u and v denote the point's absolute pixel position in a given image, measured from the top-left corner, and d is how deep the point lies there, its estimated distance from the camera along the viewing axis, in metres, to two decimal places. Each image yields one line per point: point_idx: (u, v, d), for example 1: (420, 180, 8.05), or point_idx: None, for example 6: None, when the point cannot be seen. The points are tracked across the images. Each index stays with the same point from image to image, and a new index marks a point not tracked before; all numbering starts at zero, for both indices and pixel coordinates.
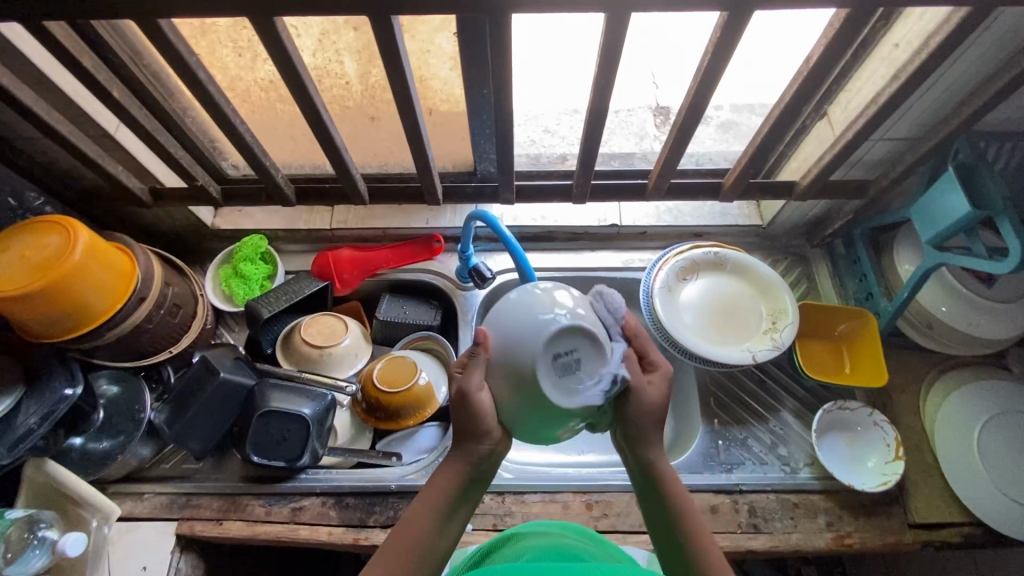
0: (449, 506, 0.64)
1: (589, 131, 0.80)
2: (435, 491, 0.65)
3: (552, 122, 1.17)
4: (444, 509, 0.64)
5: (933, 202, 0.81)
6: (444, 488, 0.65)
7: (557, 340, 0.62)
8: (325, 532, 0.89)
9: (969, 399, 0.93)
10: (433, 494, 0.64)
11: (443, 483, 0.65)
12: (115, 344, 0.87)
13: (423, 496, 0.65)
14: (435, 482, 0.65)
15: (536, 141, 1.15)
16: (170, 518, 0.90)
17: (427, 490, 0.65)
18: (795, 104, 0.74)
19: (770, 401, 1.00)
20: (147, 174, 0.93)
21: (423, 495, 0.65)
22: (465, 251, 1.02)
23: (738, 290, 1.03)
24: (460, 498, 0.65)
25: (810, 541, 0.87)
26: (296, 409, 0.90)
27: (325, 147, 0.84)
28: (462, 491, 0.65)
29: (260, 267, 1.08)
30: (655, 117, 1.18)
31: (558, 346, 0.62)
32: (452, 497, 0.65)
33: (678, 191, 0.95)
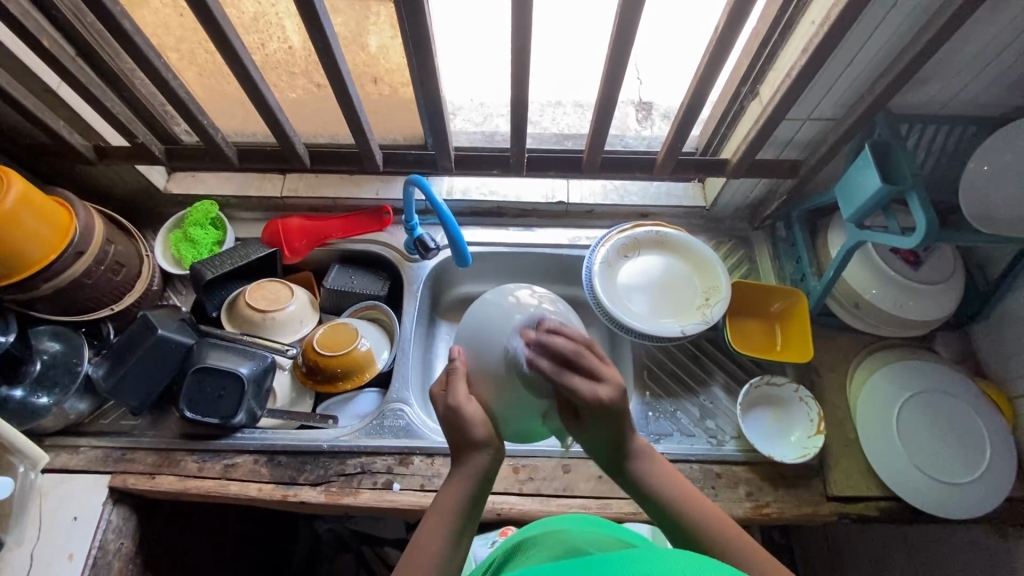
0: (457, 529, 0.61)
1: (518, 102, 0.82)
2: (439, 518, 0.61)
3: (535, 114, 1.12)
4: (455, 530, 0.61)
5: (853, 179, 0.83)
6: (453, 508, 0.61)
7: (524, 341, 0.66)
8: (255, 488, 0.90)
9: (892, 377, 0.96)
10: (443, 518, 0.61)
11: (451, 501, 0.62)
12: (52, 297, 0.88)
13: (427, 523, 0.62)
14: (436, 507, 0.62)
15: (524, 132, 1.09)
16: (104, 471, 0.91)
17: (432, 518, 0.62)
18: (713, 76, 0.76)
19: (702, 376, 1.02)
20: (92, 132, 0.95)
21: (424, 524, 0.62)
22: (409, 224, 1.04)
23: (676, 268, 1.05)
24: (467, 519, 0.62)
25: (728, 509, 0.89)
26: (231, 367, 0.92)
27: (261, 109, 0.85)
28: (470, 510, 0.62)
29: (209, 232, 1.10)
30: (637, 112, 1.14)
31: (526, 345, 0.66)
32: (462, 514, 0.62)
33: (614, 166, 0.97)
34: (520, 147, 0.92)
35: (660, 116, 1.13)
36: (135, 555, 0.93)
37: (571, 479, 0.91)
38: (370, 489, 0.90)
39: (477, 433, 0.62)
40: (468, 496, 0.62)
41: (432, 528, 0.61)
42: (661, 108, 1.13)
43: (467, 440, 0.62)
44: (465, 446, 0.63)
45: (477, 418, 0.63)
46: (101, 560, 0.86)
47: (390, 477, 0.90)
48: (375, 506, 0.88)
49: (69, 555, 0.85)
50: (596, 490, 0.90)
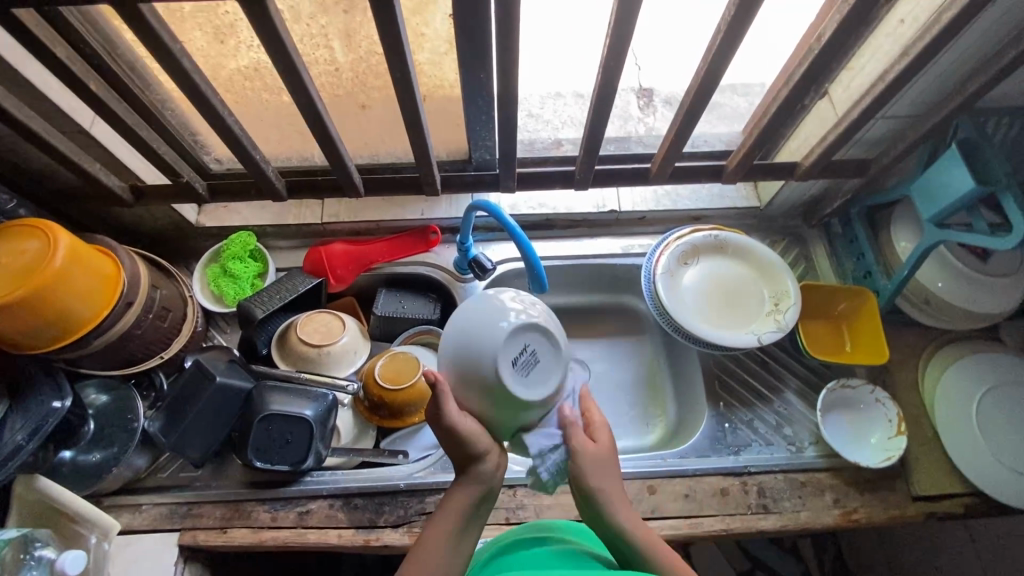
0: (458, 533, 0.64)
1: (595, 117, 0.78)
2: (443, 521, 0.64)
3: (536, 105, 1.11)
4: (463, 524, 0.64)
5: (935, 179, 0.81)
6: (460, 504, 0.65)
7: (514, 345, 0.63)
8: (334, 535, 0.86)
9: (967, 372, 0.95)
10: (450, 512, 0.65)
11: (458, 500, 0.65)
12: (103, 353, 0.83)
13: (431, 525, 0.65)
14: (441, 512, 0.65)
15: (521, 126, 1.10)
16: (171, 529, 0.87)
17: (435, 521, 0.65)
18: (805, 83, 0.72)
19: (773, 383, 1.01)
20: (126, 171, 0.88)
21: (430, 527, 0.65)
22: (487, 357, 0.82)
23: (739, 273, 1.03)
24: (467, 522, 0.65)
25: (818, 518, 0.88)
26: (297, 411, 0.88)
27: (320, 138, 0.80)
28: (470, 514, 0.65)
29: (249, 265, 1.04)
30: (638, 99, 1.09)
31: (514, 352, 0.63)
32: (469, 508, 0.65)
33: (681, 175, 0.94)
34: (588, 163, 0.89)
35: (661, 102, 1.09)
36: None
37: (658, 500, 0.89)
38: None
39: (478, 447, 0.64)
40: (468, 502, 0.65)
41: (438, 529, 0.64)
42: (663, 94, 1.09)
43: (467, 451, 0.65)
44: (468, 455, 0.65)
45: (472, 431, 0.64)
46: None
47: None
48: None
49: None
50: (684, 509, 0.89)
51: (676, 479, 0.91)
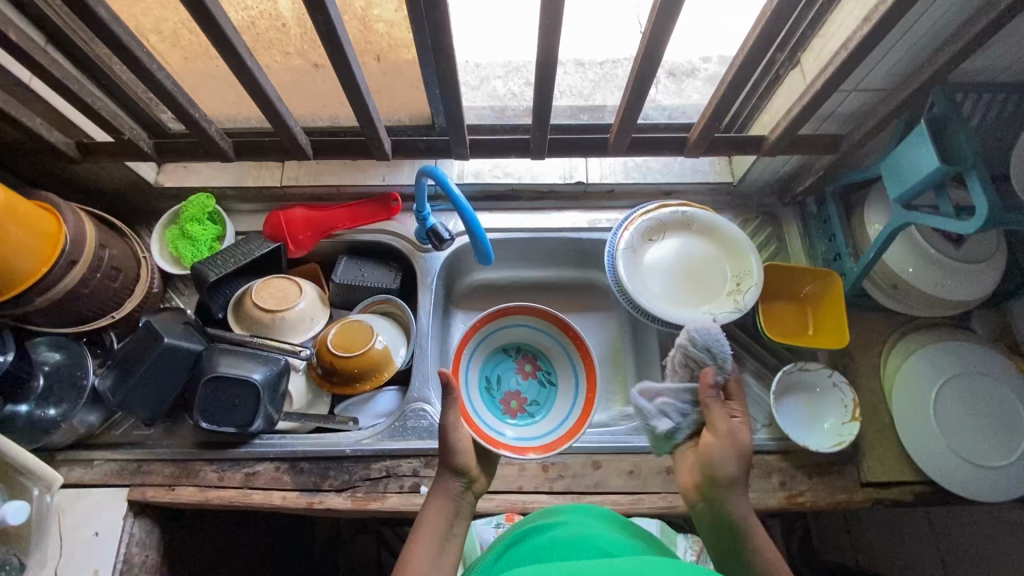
0: (439, 556, 0.63)
1: (542, 82, 0.74)
2: (421, 544, 0.63)
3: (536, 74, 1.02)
4: (443, 532, 0.65)
5: (903, 157, 0.77)
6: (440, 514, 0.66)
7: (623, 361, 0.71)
8: (279, 496, 0.88)
9: (929, 360, 0.93)
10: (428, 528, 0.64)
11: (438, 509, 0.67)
12: (48, 309, 0.83)
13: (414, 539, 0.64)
14: (422, 522, 0.65)
15: (516, 95, 1.03)
16: (120, 485, 0.88)
17: (414, 543, 0.63)
18: (760, 49, 0.68)
19: (731, 364, 0.99)
20: (72, 127, 0.87)
21: (409, 549, 0.63)
22: (492, 397, 1.03)
23: (704, 251, 1.00)
24: (446, 539, 0.65)
25: (762, 499, 0.88)
26: (244, 374, 0.88)
27: (257, 98, 0.77)
28: (452, 534, 0.66)
29: (207, 228, 1.03)
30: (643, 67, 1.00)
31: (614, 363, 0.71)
32: (447, 517, 0.66)
33: (642, 147, 0.90)
34: (541, 132, 0.86)
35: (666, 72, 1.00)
36: (159, 565, 0.91)
37: (602, 475, 0.89)
38: (397, 494, 0.87)
39: (462, 463, 0.68)
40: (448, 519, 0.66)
41: (418, 547, 0.63)
42: (667, 64, 1.00)
43: (449, 465, 0.69)
44: (448, 469, 0.69)
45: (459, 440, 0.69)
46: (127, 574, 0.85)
47: (417, 480, 0.88)
48: (403, 510, 0.87)
49: (94, 573, 0.83)
50: (628, 486, 0.89)
51: (623, 456, 0.91)
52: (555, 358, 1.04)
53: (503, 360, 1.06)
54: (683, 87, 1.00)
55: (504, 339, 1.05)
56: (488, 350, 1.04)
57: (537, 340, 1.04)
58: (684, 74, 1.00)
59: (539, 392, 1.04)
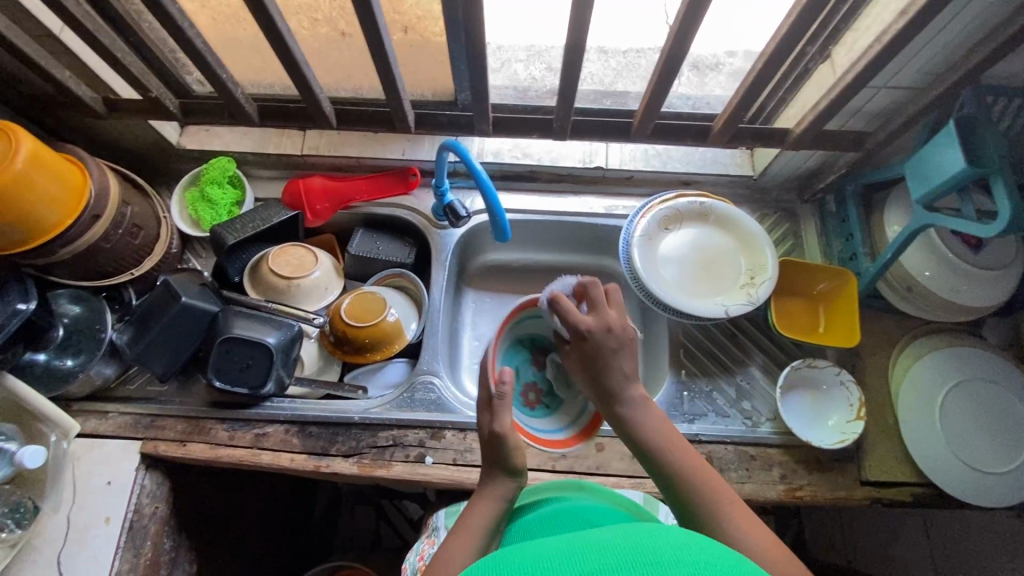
0: (481, 546, 0.62)
1: (570, 60, 0.74)
2: (467, 531, 0.64)
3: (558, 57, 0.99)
4: (484, 531, 0.64)
5: (929, 157, 0.77)
6: (483, 516, 0.66)
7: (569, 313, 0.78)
8: (287, 458, 0.90)
9: (936, 365, 0.93)
10: (469, 528, 0.64)
11: (480, 512, 0.67)
12: (71, 262, 0.85)
13: (454, 534, 0.64)
14: (464, 520, 0.65)
15: (536, 80, 1.01)
16: (134, 438, 0.91)
17: (460, 531, 0.64)
18: (794, 37, 0.67)
19: (740, 356, 1.00)
20: (99, 83, 0.87)
21: (455, 537, 0.63)
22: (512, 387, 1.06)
23: (720, 243, 1.00)
24: (494, 532, 0.65)
25: (762, 491, 0.89)
26: (259, 337, 0.89)
27: (285, 63, 0.77)
28: (496, 529, 0.66)
29: (227, 192, 1.04)
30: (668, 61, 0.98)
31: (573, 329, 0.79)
32: (490, 523, 0.65)
33: (665, 134, 0.90)
34: (565, 111, 0.85)
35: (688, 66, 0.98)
36: (169, 518, 0.94)
37: (604, 458, 0.91)
38: (402, 463, 0.89)
39: (515, 462, 0.70)
40: (496, 513, 0.67)
41: (462, 535, 0.63)
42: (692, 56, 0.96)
43: (504, 466, 0.71)
44: (500, 469, 0.71)
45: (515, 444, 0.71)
46: (137, 523, 0.88)
47: (423, 451, 0.90)
48: (408, 479, 0.88)
49: (105, 520, 0.86)
50: (630, 469, 0.90)
51: None
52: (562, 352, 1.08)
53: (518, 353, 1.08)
54: (705, 81, 0.97)
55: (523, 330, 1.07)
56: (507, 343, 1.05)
57: None
58: (708, 68, 0.97)
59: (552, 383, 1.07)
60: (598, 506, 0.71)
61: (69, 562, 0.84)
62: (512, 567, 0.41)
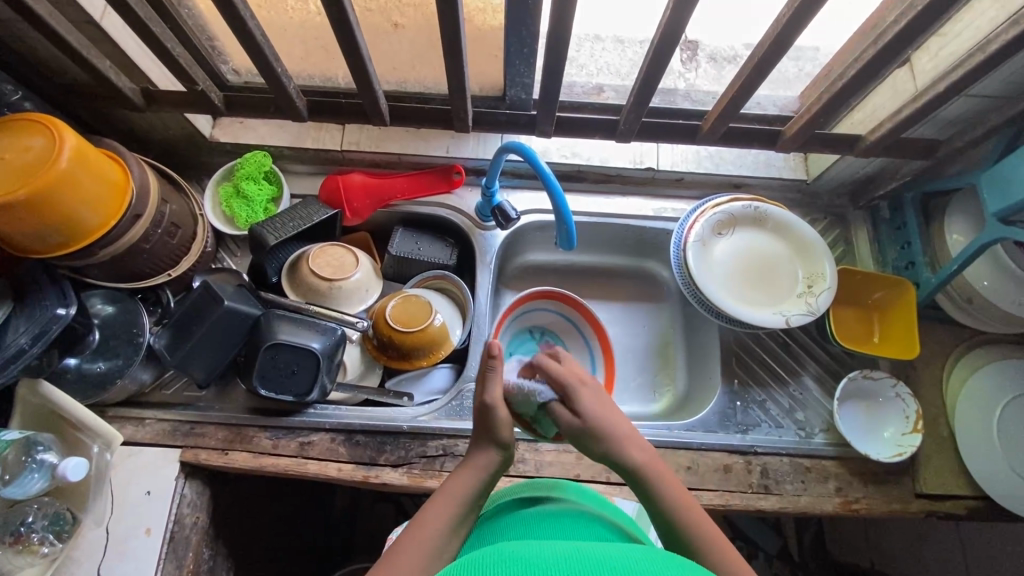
0: (458, 519, 0.62)
1: (654, 61, 0.70)
2: (444, 501, 0.63)
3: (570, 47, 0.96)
4: (456, 516, 0.62)
5: (1011, 170, 0.75)
6: (455, 496, 0.63)
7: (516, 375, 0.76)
8: (334, 467, 0.87)
9: (993, 379, 0.91)
10: (442, 504, 0.63)
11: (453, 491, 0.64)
12: (109, 264, 0.80)
13: (428, 508, 0.63)
14: (440, 494, 0.64)
15: None
16: (173, 446, 0.87)
17: (436, 498, 0.63)
18: (896, 45, 0.64)
19: (792, 365, 0.98)
20: (138, 73, 0.82)
21: (428, 506, 0.62)
22: None
23: (775, 250, 0.98)
24: (470, 507, 0.64)
25: (817, 504, 0.88)
26: (305, 342, 0.86)
27: (348, 54, 0.73)
28: (476, 504, 0.64)
29: (264, 188, 0.99)
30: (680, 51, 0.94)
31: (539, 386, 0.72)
32: (465, 502, 0.63)
33: (732, 138, 0.87)
34: (634, 112, 0.82)
35: (706, 57, 0.94)
36: (208, 527, 0.91)
37: None
38: (454, 473, 0.87)
39: (502, 437, 0.67)
40: (476, 487, 0.65)
41: (439, 504, 0.62)
42: (708, 48, 0.94)
43: (491, 437, 0.67)
44: (487, 440, 0.68)
45: (504, 421, 0.67)
46: (179, 534, 0.85)
47: None
48: None
49: (146, 531, 0.83)
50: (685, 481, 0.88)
51: (680, 451, 0.90)
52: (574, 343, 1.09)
53: (526, 341, 1.11)
54: (723, 74, 0.94)
55: (529, 322, 1.11)
56: (514, 330, 1.10)
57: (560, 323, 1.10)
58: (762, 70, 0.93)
59: None
60: (593, 516, 0.64)
61: (110, 575, 0.81)
62: (523, 566, 0.43)
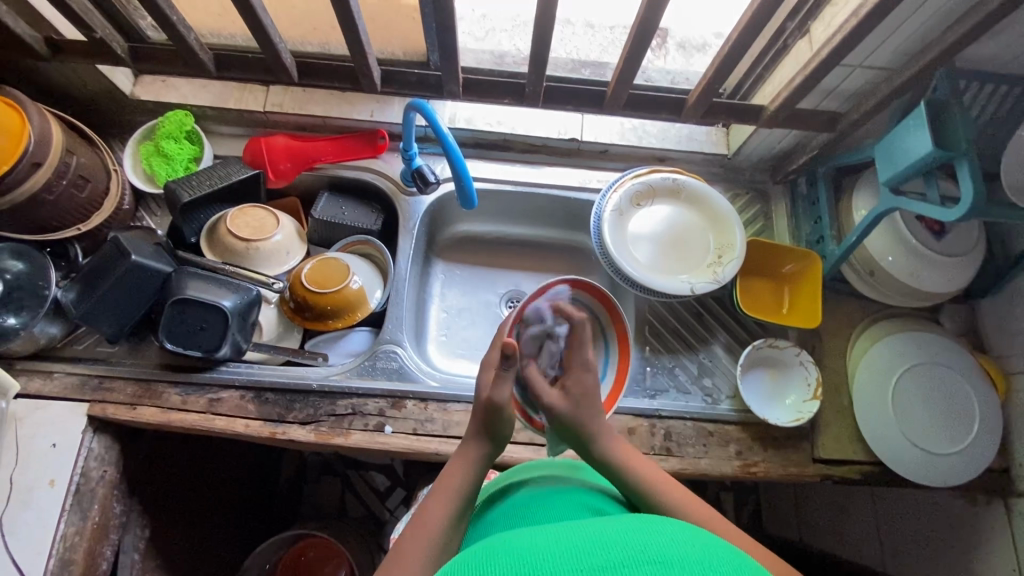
0: (462, 506, 0.58)
1: (541, 24, 0.71)
2: (445, 497, 0.58)
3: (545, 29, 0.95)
4: (458, 507, 0.58)
5: (898, 140, 0.77)
6: (458, 489, 0.59)
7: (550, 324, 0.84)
8: (242, 424, 0.88)
9: (893, 350, 0.95)
10: (446, 499, 0.58)
11: (455, 484, 0.60)
12: (10, 214, 0.80)
13: (431, 501, 0.58)
14: (440, 486, 0.59)
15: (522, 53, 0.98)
16: (80, 400, 0.87)
17: (436, 493, 0.59)
18: (770, 7, 0.65)
19: (703, 333, 1.01)
20: (41, 21, 0.82)
21: (429, 502, 0.57)
22: None
23: (689, 221, 1.00)
24: (472, 496, 0.60)
25: (717, 466, 0.90)
26: (214, 299, 0.86)
27: (241, 8, 0.73)
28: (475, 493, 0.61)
29: (184, 148, 0.99)
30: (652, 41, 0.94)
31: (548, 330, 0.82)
32: (466, 495, 0.59)
33: (639, 105, 0.89)
34: (538, 77, 0.84)
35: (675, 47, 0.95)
36: (118, 482, 0.91)
37: None
38: (361, 431, 0.88)
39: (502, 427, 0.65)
40: (478, 477, 0.62)
41: (438, 501, 0.57)
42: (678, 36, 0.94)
43: (488, 428, 0.65)
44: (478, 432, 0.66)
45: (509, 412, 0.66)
46: (84, 487, 0.85)
47: (382, 420, 0.89)
48: (366, 448, 0.87)
49: (50, 482, 0.83)
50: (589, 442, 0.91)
51: None
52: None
53: None
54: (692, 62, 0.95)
55: None
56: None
57: None
58: (695, 49, 0.95)
59: None
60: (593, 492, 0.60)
61: (10, 523, 0.81)
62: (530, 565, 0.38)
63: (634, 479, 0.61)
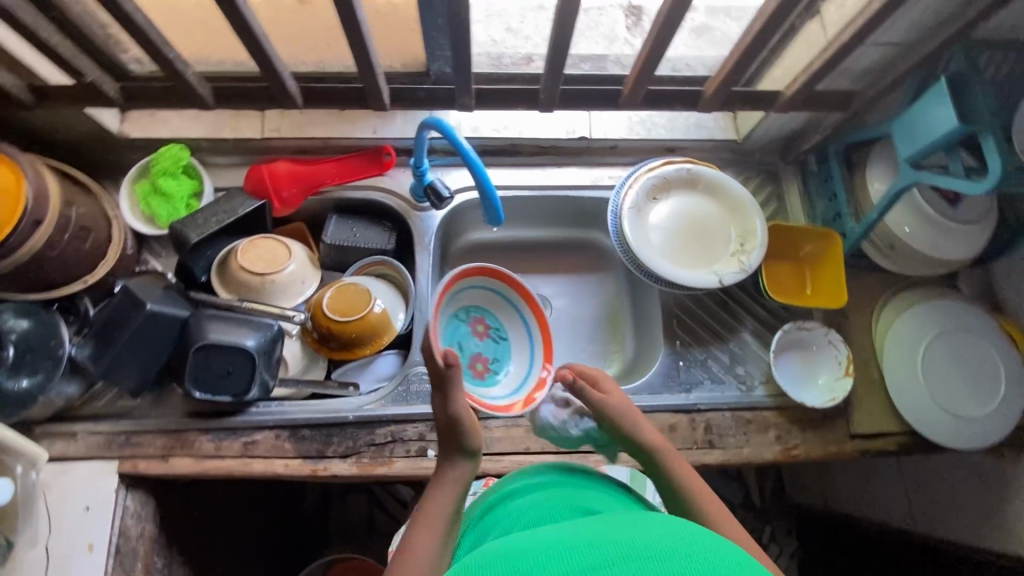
0: (448, 532, 0.58)
1: (558, 27, 0.69)
2: (429, 527, 0.57)
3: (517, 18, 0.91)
4: (445, 534, 0.57)
5: (917, 116, 0.77)
6: (440, 518, 0.58)
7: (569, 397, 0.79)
8: (281, 464, 0.86)
9: (917, 320, 0.96)
10: (431, 531, 0.57)
11: (437, 513, 0.59)
12: (14, 275, 0.77)
13: (416, 531, 0.57)
14: (422, 516, 0.59)
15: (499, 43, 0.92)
16: (110, 458, 0.84)
17: (418, 523, 0.58)
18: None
19: (730, 322, 1.01)
20: (22, 67, 0.77)
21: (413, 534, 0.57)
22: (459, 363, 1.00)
23: (708, 210, 0.99)
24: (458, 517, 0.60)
25: (759, 453, 0.91)
26: (237, 340, 0.83)
27: (243, 37, 0.69)
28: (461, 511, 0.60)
29: (183, 184, 0.95)
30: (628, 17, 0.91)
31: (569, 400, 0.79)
32: (450, 521, 0.58)
33: (652, 100, 0.88)
34: (552, 82, 0.82)
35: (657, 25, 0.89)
36: (156, 536, 0.89)
37: None
38: (404, 458, 0.87)
39: (470, 442, 0.63)
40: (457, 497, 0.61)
41: (423, 533, 0.57)
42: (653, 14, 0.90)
43: (458, 445, 0.63)
44: (453, 450, 0.64)
45: (472, 426, 0.64)
46: (125, 546, 0.82)
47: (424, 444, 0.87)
48: (411, 474, 0.86)
49: (88, 546, 0.81)
50: None
51: None
52: (509, 321, 1.03)
53: (459, 325, 1.00)
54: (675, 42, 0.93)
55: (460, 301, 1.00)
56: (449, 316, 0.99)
57: (488, 298, 1.02)
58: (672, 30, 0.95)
59: (496, 350, 1.03)
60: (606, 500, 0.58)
61: None
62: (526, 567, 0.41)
63: (678, 479, 0.63)
